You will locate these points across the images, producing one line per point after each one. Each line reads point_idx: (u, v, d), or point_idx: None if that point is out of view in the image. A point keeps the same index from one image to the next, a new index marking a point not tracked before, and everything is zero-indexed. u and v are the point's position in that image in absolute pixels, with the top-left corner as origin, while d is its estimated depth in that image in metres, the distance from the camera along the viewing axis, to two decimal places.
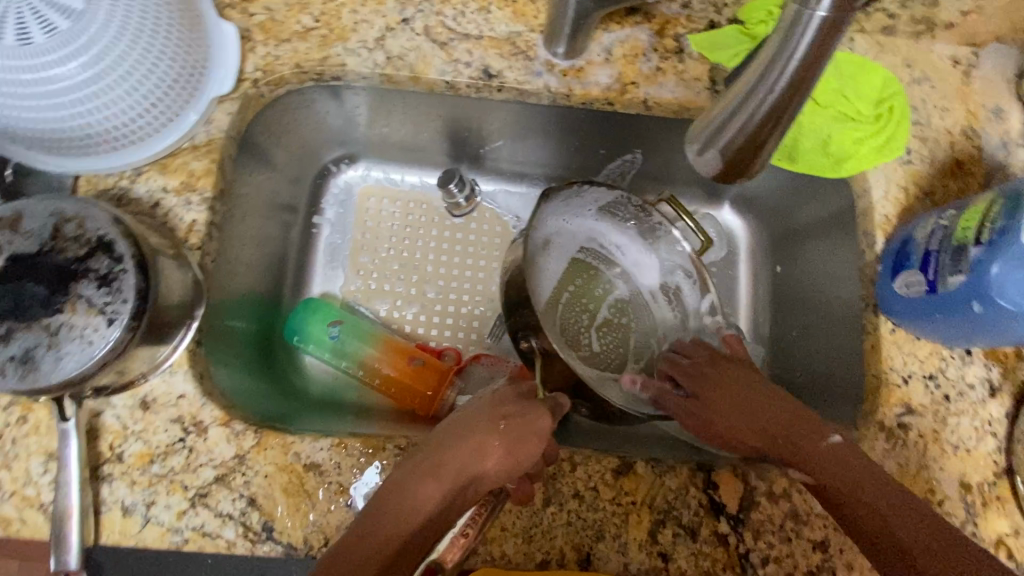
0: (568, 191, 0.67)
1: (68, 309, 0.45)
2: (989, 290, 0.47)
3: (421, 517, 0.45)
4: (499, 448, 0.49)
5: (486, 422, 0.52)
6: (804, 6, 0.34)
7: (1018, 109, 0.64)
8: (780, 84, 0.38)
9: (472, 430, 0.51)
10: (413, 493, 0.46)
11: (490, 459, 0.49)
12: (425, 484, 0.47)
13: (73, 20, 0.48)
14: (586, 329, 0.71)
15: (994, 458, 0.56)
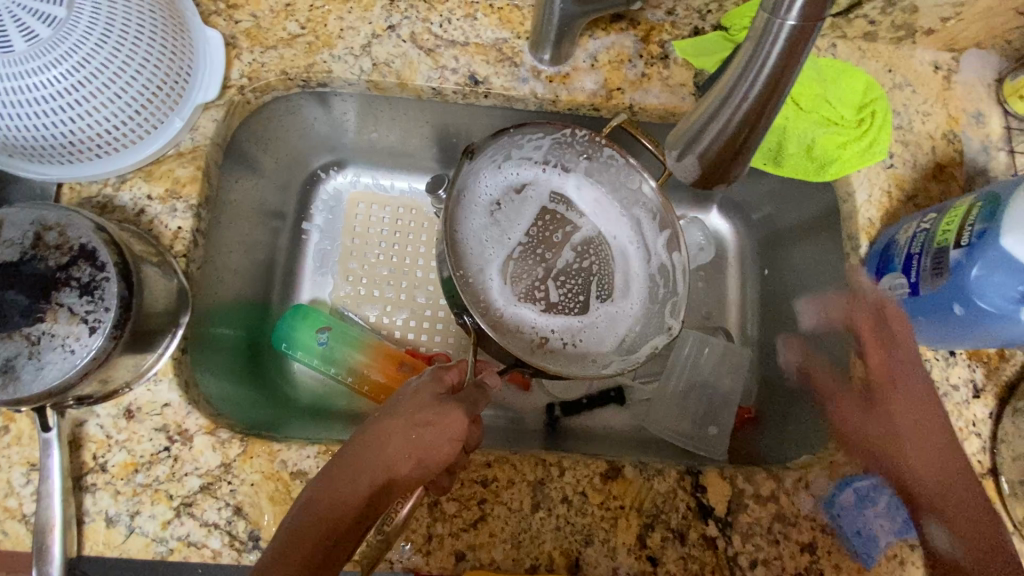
0: (496, 145, 0.62)
1: (49, 318, 0.45)
2: (968, 292, 0.48)
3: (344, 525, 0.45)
4: (410, 455, 0.48)
5: (402, 426, 0.50)
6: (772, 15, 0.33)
7: (998, 114, 0.65)
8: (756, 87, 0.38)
9: (394, 426, 0.49)
10: (329, 500, 0.46)
11: (402, 465, 0.48)
12: (341, 482, 0.47)
13: (54, 27, 0.48)
14: (540, 281, 0.69)
15: (978, 458, 0.57)
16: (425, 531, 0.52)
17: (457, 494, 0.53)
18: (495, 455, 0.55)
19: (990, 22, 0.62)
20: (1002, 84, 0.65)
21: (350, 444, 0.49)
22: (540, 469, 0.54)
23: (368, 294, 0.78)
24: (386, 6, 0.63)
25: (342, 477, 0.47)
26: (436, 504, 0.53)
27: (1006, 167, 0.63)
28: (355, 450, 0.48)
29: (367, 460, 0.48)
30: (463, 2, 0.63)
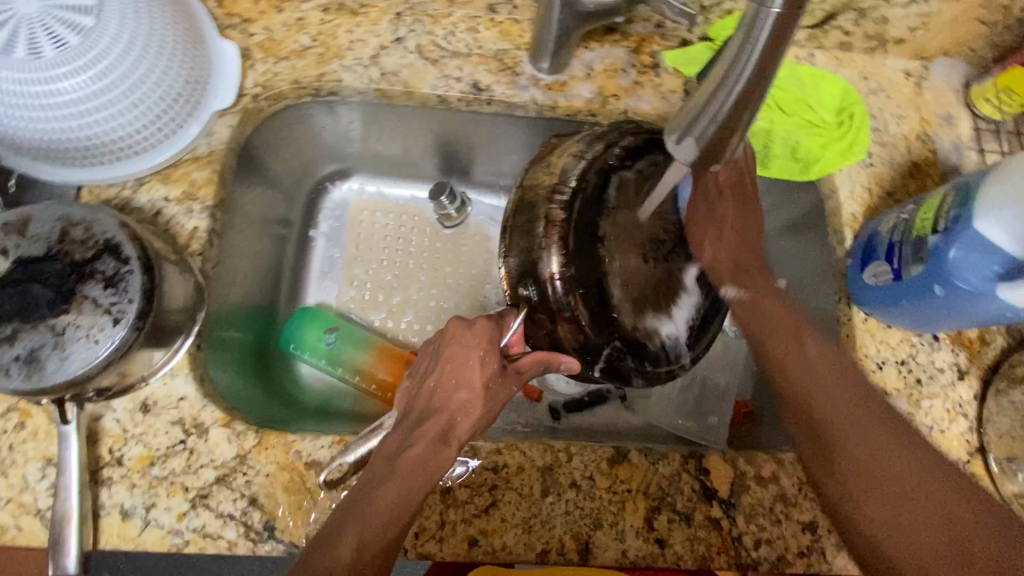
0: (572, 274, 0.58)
1: (74, 310, 0.47)
2: (947, 274, 0.50)
3: (388, 530, 0.46)
4: (411, 475, 0.48)
5: (387, 466, 0.48)
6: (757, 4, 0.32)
7: (966, 116, 0.69)
8: (751, 65, 0.34)
9: (457, 351, 0.54)
10: (369, 497, 0.46)
11: (396, 479, 0.47)
12: (379, 503, 0.46)
13: (83, 36, 0.51)
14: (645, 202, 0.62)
15: (967, 438, 0.60)
16: (437, 518, 0.53)
17: (469, 481, 0.55)
18: (504, 442, 0.56)
19: (955, 30, 0.67)
20: (969, 88, 0.70)
21: (370, 488, 0.47)
22: (548, 455, 0.56)
23: (373, 299, 0.79)
24: (394, 20, 0.67)
25: (358, 516, 0.45)
26: (448, 491, 0.54)
27: (976, 165, 0.67)
28: (414, 460, 0.48)
29: (384, 495, 0.46)
30: (465, 16, 0.67)
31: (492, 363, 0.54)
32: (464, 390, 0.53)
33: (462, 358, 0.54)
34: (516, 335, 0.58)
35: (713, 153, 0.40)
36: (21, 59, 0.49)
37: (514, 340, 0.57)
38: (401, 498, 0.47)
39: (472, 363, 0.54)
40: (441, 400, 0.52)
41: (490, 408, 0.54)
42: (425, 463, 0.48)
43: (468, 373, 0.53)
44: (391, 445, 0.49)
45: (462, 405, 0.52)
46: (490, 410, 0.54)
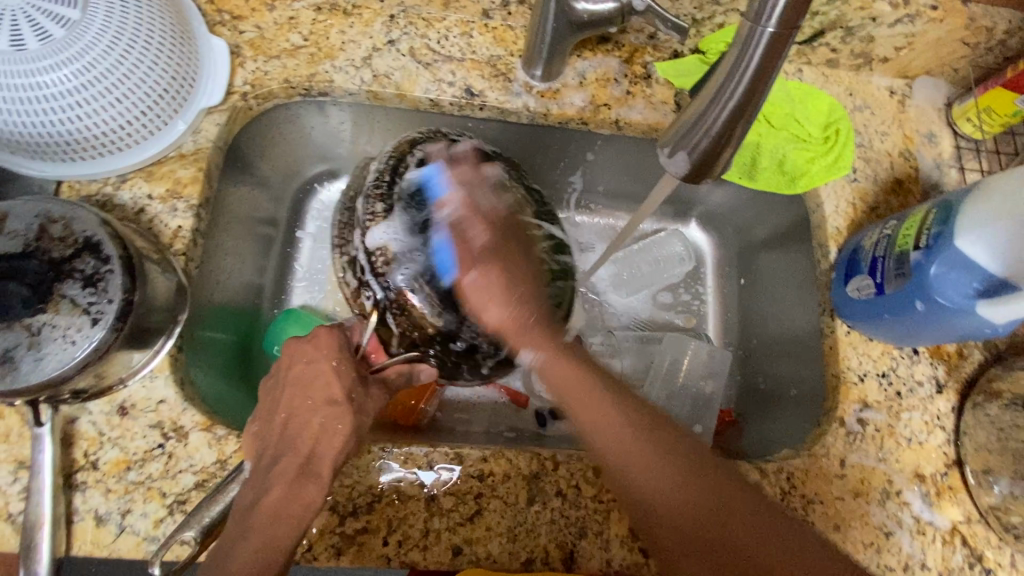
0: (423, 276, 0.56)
1: (50, 309, 0.45)
2: (928, 290, 0.52)
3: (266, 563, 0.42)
4: (270, 502, 0.44)
5: (247, 500, 0.45)
6: (756, 22, 0.33)
7: (947, 134, 0.71)
8: (746, 80, 0.35)
9: (306, 370, 0.50)
10: (237, 537, 0.43)
11: (256, 515, 0.44)
12: (250, 548, 0.42)
13: (68, 29, 0.50)
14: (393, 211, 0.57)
15: (944, 450, 0.61)
16: (421, 526, 0.53)
17: (454, 489, 0.54)
18: (490, 450, 0.56)
19: (938, 51, 0.69)
20: (951, 108, 0.71)
21: (235, 521, 0.44)
22: (534, 463, 0.56)
23: None
24: (387, 22, 0.66)
25: (231, 557, 0.42)
26: (433, 498, 0.54)
27: (956, 182, 0.69)
28: (265, 482, 0.45)
29: (249, 540, 0.43)
30: (459, 21, 0.67)
31: (349, 372, 0.50)
32: (319, 409, 0.48)
33: (312, 374, 0.50)
34: (375, 341, 0.57)
35: (704, 168, 0.41)
36: (1, 49, 0.48)
37: (374, 347, 0.57)
38: (270, 532, 0.43)
39: (324, 376, 0.49)
40: (296, 428, 0.48)
41: (361, 422, 0.49)
42: (288, 498, 0.44)
43: (323, 387, 0.49)
44: (246, 496, 0.45)
45: (325, 425, 0.47)
46: (362, 427, 0.49)
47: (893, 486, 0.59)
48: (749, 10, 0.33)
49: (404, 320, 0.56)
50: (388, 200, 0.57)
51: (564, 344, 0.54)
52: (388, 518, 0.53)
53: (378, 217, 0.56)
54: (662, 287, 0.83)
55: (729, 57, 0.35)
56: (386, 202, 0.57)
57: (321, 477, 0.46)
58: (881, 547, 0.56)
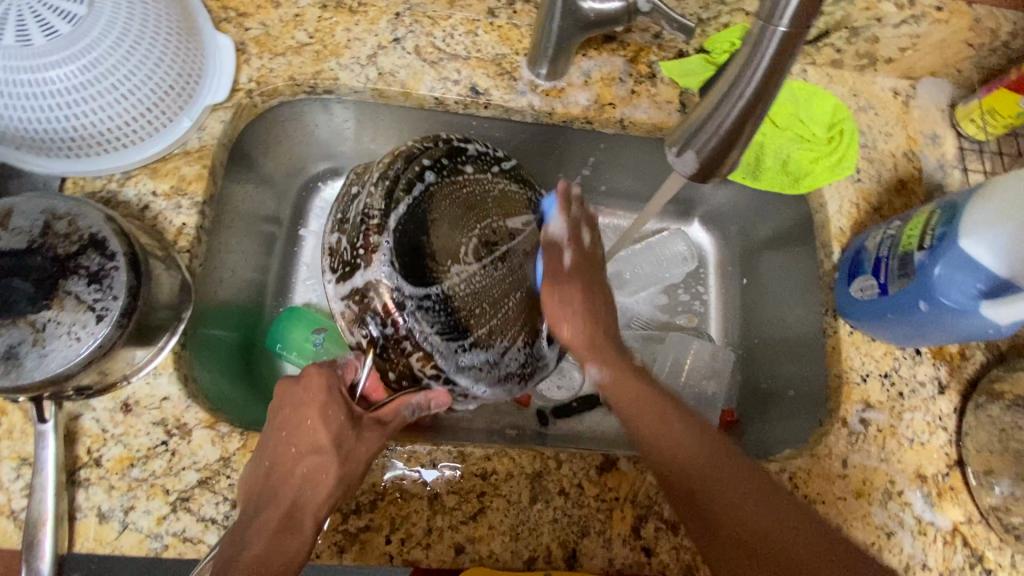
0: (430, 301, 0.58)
1: (55, 306, 0.45)
2: (932, 291, 0.52)
3: None
4: (260, 540, 0.44)
5: (233, 543, 0.44)
6: (767, 22, 0.33)
7: (951, 135, 0.71)
8: (756, 80, 0.35)
9: (293, 414, 0.49)
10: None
11: (248, 551, 0.43)
12: None
13: (74, 25, 0.50)
14: (368, 245, 0.54)
15: (946, 451, 0.61)
16: (424, 524, 0.53)
17: (457, 487, 0.54)
18: (494, 448, 0.56)
19: (942, 52, 0.69)
20: (954, 109, 0.71)
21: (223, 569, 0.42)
22: (538, 462, 0.56)
23: None
24: (392, 20, 0.66)
25: None
26: (436, 496, 0.54)
27: (959, 183, 0.69)
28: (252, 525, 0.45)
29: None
30: (465, 19, 0.67)
31: (336, 418, 0.49)
32: (308, 455, 0.48)
33: (300, 420, 0.49)
34: (372, 381, 0.55)
35: (711, 168, 0.41)
36: (7, 45, 0.47)
37: (371, 386, 0.55)
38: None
39: (312, 423, 0.48)
40: (282, 476, 0.47)
41: (347, 471, 0.48)
42: (268, 553, 0.43)
43: (310, 434, 0.48)
44: (226, 548, 0.44)
45: (309, 475, 0.47)
46: (350, 475, 0.48)
47: (894, 487, 0.59)
48: (760, 9, 0.33)
49: (403, 360, 0.55)
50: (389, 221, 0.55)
51: (619, 357, 0.58)
52: (391, 516, 0.53)
53: (375, 249, 0.54)
54: (662, 287, 0.83)
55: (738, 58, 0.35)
56: (385, 235, 0.54)
57: (304, 529, 0.45)
58: (882, 547, 0.57)
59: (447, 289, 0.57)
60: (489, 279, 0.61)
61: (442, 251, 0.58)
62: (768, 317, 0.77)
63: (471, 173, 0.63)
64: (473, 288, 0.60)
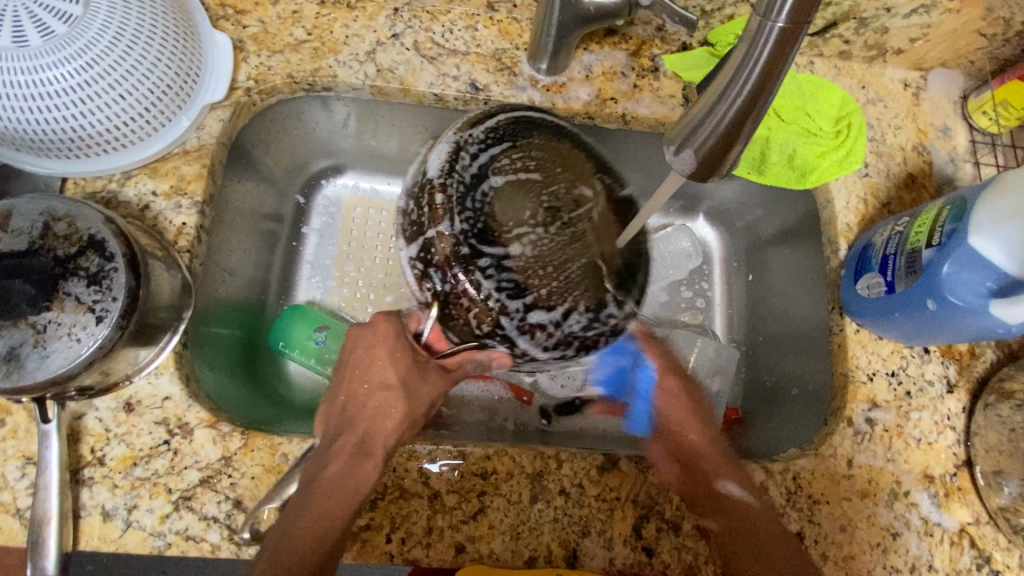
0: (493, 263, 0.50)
1: (56, 307, 0.46)
2: (940, 289, 0.51)
3: (326, 524, 0.46)
4: (340, 458, 0.50)
5: (313, 464, 0.50)
6: (764, 18, 0.32)
7: (963, 127, 0.69)
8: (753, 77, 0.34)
9: (364, 354, 0.53)
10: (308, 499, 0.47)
11: (329, 468, 0.49)
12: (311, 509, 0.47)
13: (70, 25, 0.50)
14: (429, 207, 0.48)
15: (954, 451, 0.60)
16: (425, 524, 0.53)
17: (457, 486, 0.54)
18: (494, 448, 0.56)
19: (954, 42, 0.67)
20: (966, 101, 0.70)
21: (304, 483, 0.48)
22: (539, 461, 0.56)
23: (364, 298, 0.78)
24: (391, 15, 0.65)
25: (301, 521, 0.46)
26: (437, 496, 0.54)
27: (970, 177, 0.68)
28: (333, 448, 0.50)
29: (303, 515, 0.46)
30: (464, 14, 0.66)
31: (403, 362, 0.53)
32: (381, 391, 0.52)
33: (369, 359, 0.53)
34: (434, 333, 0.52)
35: (710, 170, 0.39)
36: (5, 46, 0.48)
37: (434, 339, 0.53)
38: (330, 499, 0.47)
39: (380, 364, 0.53)
40: (356, 410, 0.53)
41: (412, 410, 0.53)
42: (344, 479, 0.49)
43: (381, 370, 0.53)
44: (310, 467, 0.50)
45: (379, 408, 0.52)
46: (413, 412, 0.53)
47: (901, 487, 0.58)
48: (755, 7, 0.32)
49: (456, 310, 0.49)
50: (449, 191, 0.48)
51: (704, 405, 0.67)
52: (392, 515, 0.53)
53: (437, 213, 0.48)
54: (666, 284, 0.82)
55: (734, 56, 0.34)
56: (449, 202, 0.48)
57: (375, 454, 0.50)
58: (888, 548, 0.56)
59: (511, 253, 0.49)
60: (554, 241, 0.50)
61: (508, 212, 0.50)
62: (774, 314, 0.76)
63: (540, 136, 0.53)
64: (540, 251, 0.50)
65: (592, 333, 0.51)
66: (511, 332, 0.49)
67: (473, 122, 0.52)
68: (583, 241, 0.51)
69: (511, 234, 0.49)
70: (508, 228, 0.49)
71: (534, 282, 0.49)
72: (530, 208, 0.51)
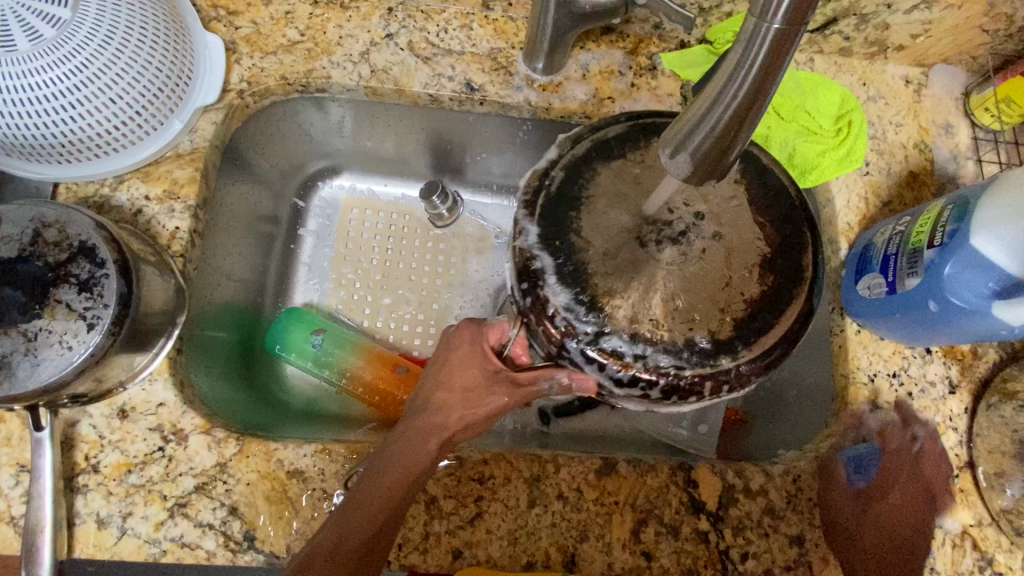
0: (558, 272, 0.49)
1: (46, 314, 0.45)
2: (943, 290, 0.50)
3: (384, 509, 0.45)
4: (400, 450, 0.46)
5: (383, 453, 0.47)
6: (760, 19, 0.30)
7: (965, 125, 0.69)
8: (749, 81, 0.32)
9: (443, 352, 0.50)
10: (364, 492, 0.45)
11: (386, 462, 0.46)
12: (372, 498, 0.45)
13: (58, 28, 0.49)
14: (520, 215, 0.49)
15: (956, 452, 0.59)
16: (421, 529, 0.53)
17: (454, 491, 0.54)
18: (491, 452, 0.55)
19: (956, 38, 0.66)
20: (969, 97, 0.69)
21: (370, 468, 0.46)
22: (536, 466, 0.55)
23: (361, 300, 0.78)
24: (385, 15, 0.65)
25: (359, 507, 0.45)
26: (433, 500, 0.53)
27: (973, 175, 0.67)
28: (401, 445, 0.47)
29: (360, 504, 0.45)
30: (459, 13, 0.66)
31: (478, 368, 0.49)
32: (443, 392, 0.48)
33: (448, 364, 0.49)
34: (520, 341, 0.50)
35: (706, 175, 0.37)
36: None
37: (517, 351, 0.50)
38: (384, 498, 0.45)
39: (460, 368, 0.49)
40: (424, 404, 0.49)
41: (472, 418, 0.47)
42: (398, 475, 0.46)
43: (460, 375, 0.48)
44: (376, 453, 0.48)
45: (443, 411, 0.48)
46: (474, 423, 0.48)
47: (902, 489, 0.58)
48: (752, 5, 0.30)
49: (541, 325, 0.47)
50: (535, 206, 0.49)
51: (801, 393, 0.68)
52: None
53: (522, 218, 0.49)
54: None
55: (729, 57, 0.32)
56: (534, 210, 0.49)
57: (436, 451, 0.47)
58: None
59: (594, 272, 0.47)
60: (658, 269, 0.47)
61: (592, 227, 0.48)
62: None
63: (654, 147, 0.51)
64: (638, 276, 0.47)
65: (688, 378, 0.45)
66: (579, 357, 0.46)
67: (597, 136, 0.51)
68: (707, 263, 0.47)
69: (588, 248, 0.48)
70: (594, 248, 0.47)
71: (617, 309, 0.46)
72: (629, 225, 0.48)
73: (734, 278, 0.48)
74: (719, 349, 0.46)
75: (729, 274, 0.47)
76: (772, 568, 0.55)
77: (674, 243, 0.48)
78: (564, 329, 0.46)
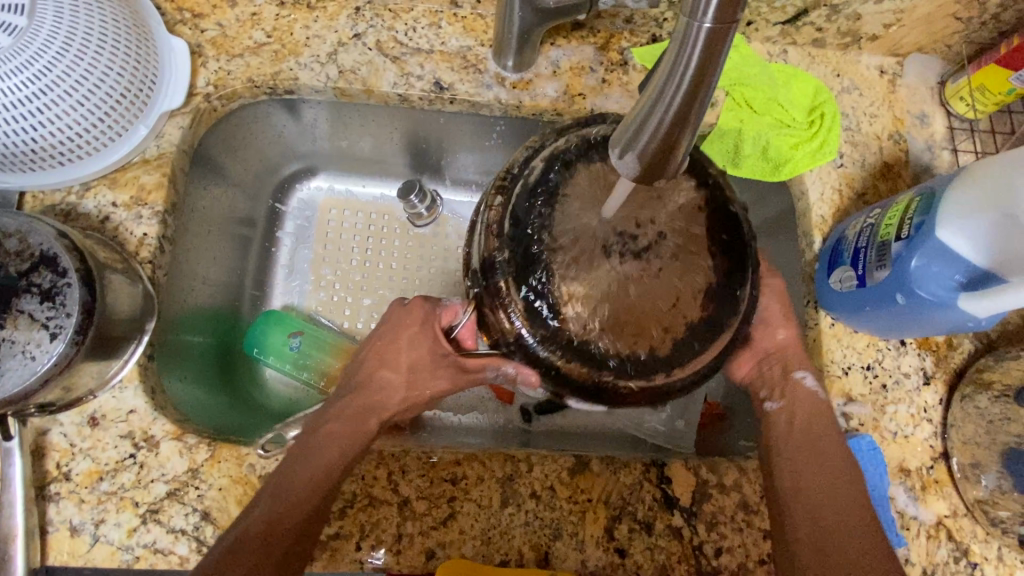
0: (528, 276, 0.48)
1: (9, 325, 0.45)
2: (909, 283, 0.50)
3: (328, 476, 0.47)
4: (350, 425, 0.50)
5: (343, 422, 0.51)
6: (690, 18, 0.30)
7: (940, 114, 0.68)
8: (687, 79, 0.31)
9: (391, 331, 0.54)
10: (304, 460, 0.47)
11: (337, 427, 0.50)
12: (312, 467, 0.47)
13: (15, 36, 0.48)
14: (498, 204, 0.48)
15: (930, 443, 0.59)
16: (395, 530, 0.53)
17: (427, 492, 0.54)
18: (464, 453, 0.55)
19: (929, 27, 0.65)
20: (944, 86, 0.68)
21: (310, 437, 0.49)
22: (508, 465, 0.55)
23: (340, 301, 0.77)
24: (352, 15, 0.64)
25: (301, 472, 0.47)
26: (406, 502, 0.53)
27: (948, 165, 0.66)
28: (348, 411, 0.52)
29: (302, 473, 0.47)
30: (427, 11, 0.65)
31: (423, 347, 0.53)
32: (386, 370, 0.53)
33: (395, 336, 0.54)
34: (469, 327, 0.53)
35: (657, 173, 0.36)
36: None
37: (465, 337, 0.53)
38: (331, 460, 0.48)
39: (402, 344, 0.54)
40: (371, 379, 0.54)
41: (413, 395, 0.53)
42: (343, 440, 0.49)
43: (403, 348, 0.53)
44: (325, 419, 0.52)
45: (388, 386, 0.53)
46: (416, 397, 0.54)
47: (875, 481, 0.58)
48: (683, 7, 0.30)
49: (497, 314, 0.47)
50: (511, 191, 0.48)
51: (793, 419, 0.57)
52: (361, 523, 0.53)
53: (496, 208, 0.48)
54: None
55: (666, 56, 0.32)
56: (507, 200, 0.48)
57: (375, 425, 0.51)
58: None
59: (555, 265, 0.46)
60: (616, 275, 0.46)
61: (562, 226, 0.47)
62: None
63: None
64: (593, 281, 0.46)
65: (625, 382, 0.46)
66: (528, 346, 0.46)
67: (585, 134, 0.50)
68: (662, 279, 0.46)
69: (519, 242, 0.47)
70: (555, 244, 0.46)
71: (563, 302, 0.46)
72: (597, 230, 0.46)
73: (681, 300, 0.47)
74: (655, 365, 0.46)
75: (679, 295, 0.46)
76: (746, 562, 0.55)
77: (637, 259, 0.46)
78: (518, 323, 0.46)
